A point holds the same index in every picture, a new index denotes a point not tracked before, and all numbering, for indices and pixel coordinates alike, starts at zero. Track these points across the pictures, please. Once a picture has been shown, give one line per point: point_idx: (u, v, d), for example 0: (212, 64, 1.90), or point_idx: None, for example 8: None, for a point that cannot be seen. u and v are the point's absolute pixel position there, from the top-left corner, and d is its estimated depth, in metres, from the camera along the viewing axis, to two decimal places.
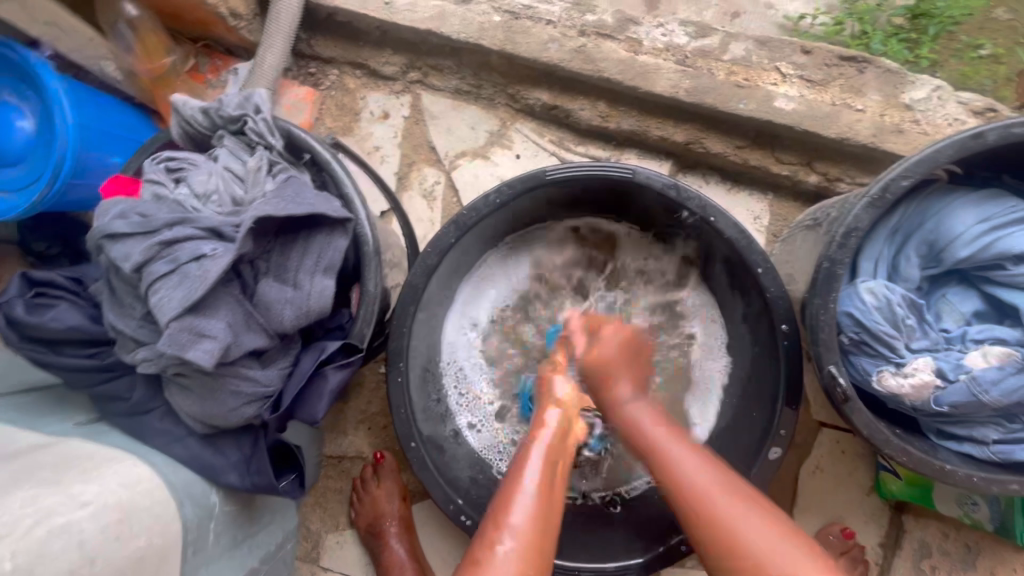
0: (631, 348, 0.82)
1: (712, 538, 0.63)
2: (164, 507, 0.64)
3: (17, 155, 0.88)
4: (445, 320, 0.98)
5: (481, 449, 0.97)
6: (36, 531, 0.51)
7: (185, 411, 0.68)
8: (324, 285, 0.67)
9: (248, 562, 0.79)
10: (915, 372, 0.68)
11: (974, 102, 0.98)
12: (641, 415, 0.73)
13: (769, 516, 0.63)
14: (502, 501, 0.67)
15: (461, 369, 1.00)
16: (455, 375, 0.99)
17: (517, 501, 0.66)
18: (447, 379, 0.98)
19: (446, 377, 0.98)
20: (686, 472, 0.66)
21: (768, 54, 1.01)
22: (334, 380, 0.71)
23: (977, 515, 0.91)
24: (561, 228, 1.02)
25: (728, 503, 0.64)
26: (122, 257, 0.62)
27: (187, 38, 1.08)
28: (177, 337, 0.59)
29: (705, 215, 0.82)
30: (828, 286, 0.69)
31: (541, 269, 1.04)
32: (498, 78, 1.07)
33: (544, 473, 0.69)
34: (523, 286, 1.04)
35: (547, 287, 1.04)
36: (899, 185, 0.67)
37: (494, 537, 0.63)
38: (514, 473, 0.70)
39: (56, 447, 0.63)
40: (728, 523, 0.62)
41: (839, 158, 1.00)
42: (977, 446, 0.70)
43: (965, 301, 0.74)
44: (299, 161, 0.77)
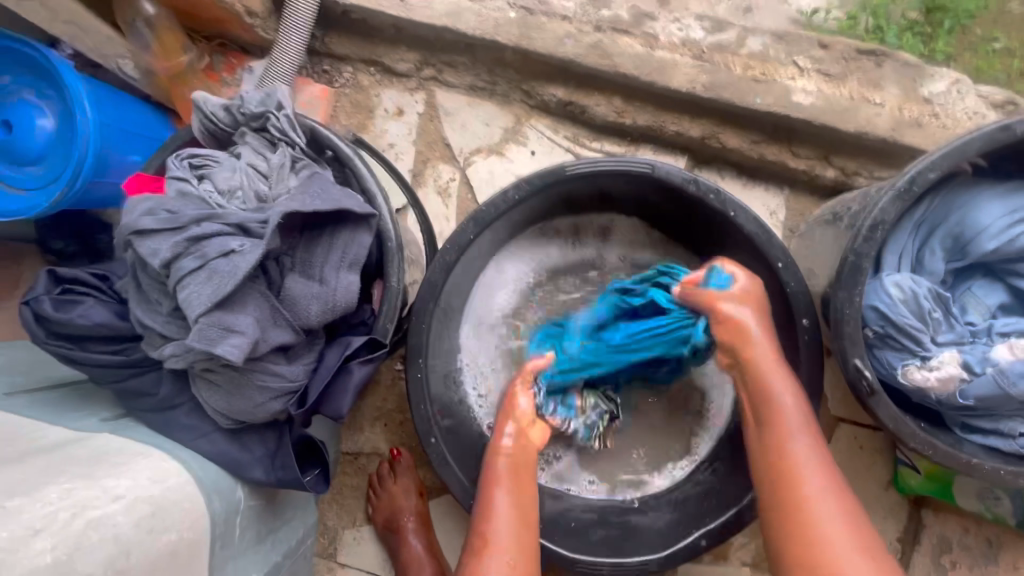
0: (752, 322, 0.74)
1: (782, 484, 0.69)
2: (193, 502, 0.64)
3: (37, 153, 0.88)
4: (463, 317, 0.98)
5: None
6: (74, 524, 0.51)
7: (212, 406, 0.68)
8: (348, 281, 0.67)
9: (271, 557, 0.80)
10: (942, 365, 0.68)
11: (993, 95, 0.98)
12: (781, 393, 0.72)
13: (846, 503, 0.66)
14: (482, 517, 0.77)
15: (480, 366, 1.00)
16: (474, 372, 0.99)
17: (494, 522, 0.76)
18: (466, 376, 0.98)
19: (465, 373, 0.98)
20: (791, 430, 0.70)
21: (785, 48, 1.00)
22: (359, 375, 0.70)
23: (999, 509, 0.91)
24: (577, 225, 1.02)
25: (813, 473, 0.68)
26: (151, 253, 0.62)
27: (203, 37, 1.08)
28: (206, 333, 0.60)
29: (726, 210, 0.82)
30: (853, 280, 0.69)
31: (558, 265, 1.03)
32: (512, 75, 1.07)
33: (513, 493, 0.79)
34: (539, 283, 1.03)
35: (562, 285, 1.03)
36: (925, 178, 0.67)
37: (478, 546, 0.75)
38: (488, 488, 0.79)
39: (86, 442, 0.63)
40: (798, 474, 0.68)
41: (857, 152, 1.00)
42: (1004, 439, 0.70)
43: (990, 294, 0.73)
44: (320, 156, 0.77)
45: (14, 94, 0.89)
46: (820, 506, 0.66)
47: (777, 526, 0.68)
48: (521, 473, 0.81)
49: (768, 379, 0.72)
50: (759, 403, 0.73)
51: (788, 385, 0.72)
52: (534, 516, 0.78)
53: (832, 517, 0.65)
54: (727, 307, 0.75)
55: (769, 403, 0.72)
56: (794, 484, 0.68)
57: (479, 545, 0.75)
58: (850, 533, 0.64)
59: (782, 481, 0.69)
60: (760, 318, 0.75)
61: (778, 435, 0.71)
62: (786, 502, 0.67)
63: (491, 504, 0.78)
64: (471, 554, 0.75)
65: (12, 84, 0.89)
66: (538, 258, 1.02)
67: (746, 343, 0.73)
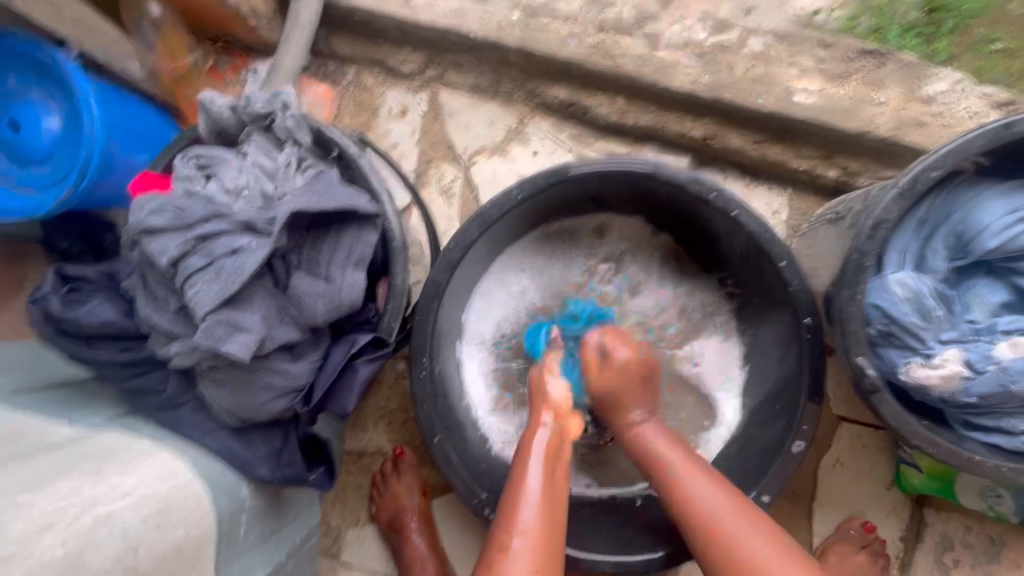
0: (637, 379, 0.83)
1: (690, 518, 0.70)
2: (199, 499, 0.64)
3: (44, 154, 0.89)
4: (466, 318, 0.98)
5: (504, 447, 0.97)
6: (83, 519, 0.52)
7: (217, 403, 0.69)
8: (354, 279, 0.68)
9: (276, 555, 0.80)
10: (945, 362, 0.68)
11: (994, 95, 0.98)
12: (653, 434, 0.79)
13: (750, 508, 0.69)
14: (510, 500, 0.71)
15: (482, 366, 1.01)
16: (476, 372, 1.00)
17: (523, 501, 0.70)
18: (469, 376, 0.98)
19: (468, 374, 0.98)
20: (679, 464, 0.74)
21: (787, 48, 1.02)
22: (364, 372, 0.72)
23: (1001, 507, 0.91)
24: (579, 225, 1.02)
25: (712, 492, 0.70)
26: (159, 252, 0.63)
27: (207, 37, 1.10)
28: (213, 330, 0.60)
29: (729, 209, 0.82)
30: (856, 279, 0.70)
31: (558, 267, 1.04)
32: (516, 74, 1.08)
33: (546, 478, 0.74)
34: (538, 285, 1.03)
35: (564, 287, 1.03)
36: (929, 176, 0.67)
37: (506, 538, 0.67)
38: (520, 474, 0.74)
39: (94, 439, 0.64)
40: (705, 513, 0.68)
41: (860, 152, 1.00)
42: (1006, 436, 0.70)
43: (993, 292, 0.74)
44: (326, 156, 0.77)
45: (20, 95, 0.89)
46: (728, 519, 0.67)
47: (707, 556, 0.67)
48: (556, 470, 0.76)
49: (634, 420, 0.81)
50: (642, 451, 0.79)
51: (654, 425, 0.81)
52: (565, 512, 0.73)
53: (745, 524, 0.67)
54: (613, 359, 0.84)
55: (643, 447, 0.79)
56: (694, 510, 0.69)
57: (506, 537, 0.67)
58: (763, 534, 0.66)
59: (686, 513, 0.70)
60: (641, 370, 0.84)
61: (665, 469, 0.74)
62: (702, 532, 0.68)
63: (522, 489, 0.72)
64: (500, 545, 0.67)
65: (19, 84, 0.89)
66: (537, 260, 1.03)
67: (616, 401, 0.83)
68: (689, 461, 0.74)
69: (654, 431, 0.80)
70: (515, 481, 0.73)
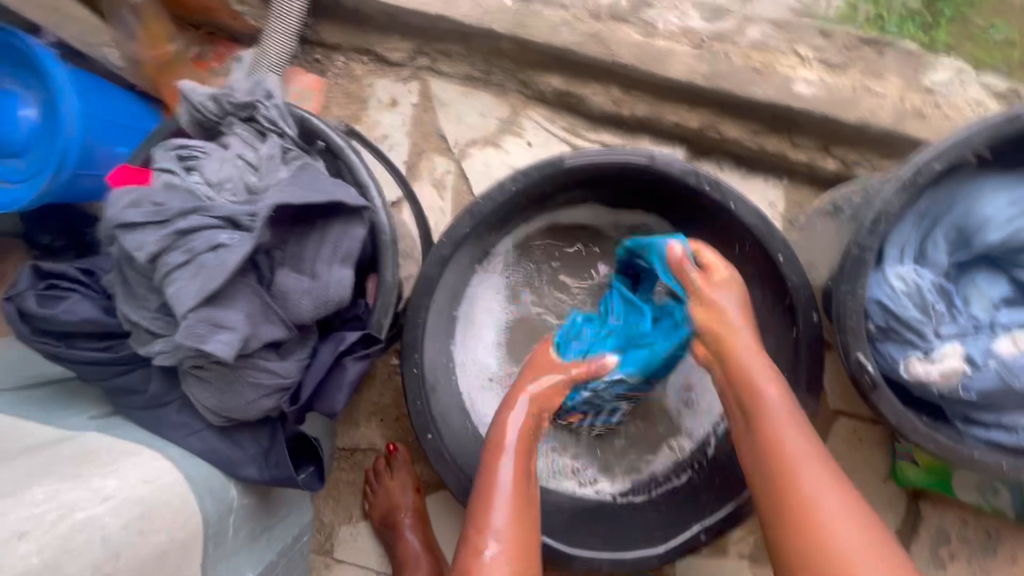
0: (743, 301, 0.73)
1: (779, 485, 0.64)
2: (184, 501, 0.62)
3: (21, 145, 0.86)
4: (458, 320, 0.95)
5: None
6: (59, 526, 0.50)
7: (203, 404, 0.67)
8: (341, 275, 0.66)
9: (266, 555, 0.79)
10: (945, 358, 0.67)
11: (996, 86, 0.98)
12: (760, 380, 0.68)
13: (850, 492, 0.62)
14: (483, 489, 0.71)
15: (474, 366, 0.98)
16: (469, 373, 0.97)
17: (498, 496, 0.70)
18: (462, 377, 0.96)
19: (461, 375, 0.95)
20: (791, 442, 0.64)
21: (786, 37, 1.00)
22: (354, 371, 0.69)
23: (997, 502, 0.91)
24: (568, 226, 1.02)
25: (820, 479, 0.62)
26: (137, 248, 0.61)
27: (190, 24, 1.05)
28: (194, 329, 0.58)
29: (726, 201, 0.80)
30: (856, 272, 0.68)
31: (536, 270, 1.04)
32: (508, 64, 1.05)
33: (521, 467, 0.73)
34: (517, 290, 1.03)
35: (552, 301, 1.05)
36: (930, 168, 0.66)
37: (477, 541, 0.68)
38: (492, 461, 0.73)
39: (74, 441, 0.62)
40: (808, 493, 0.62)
41: (859, 143, 0.99)
42: (1008, 433, 0.69)
43: (993, 286, 0.73)
44: (312, 147, 0.75)
45: None
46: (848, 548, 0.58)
47: (792, 539, 0.62)
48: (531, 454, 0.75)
49: (750, 365, 0.69)
50: (745, 399, 0.68)
51: (766, 367, 0.68)
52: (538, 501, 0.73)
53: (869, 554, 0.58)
54: (726, 319, 0.71)
55: (755, 396, 0.67)
56: (797, 483, 0.62)
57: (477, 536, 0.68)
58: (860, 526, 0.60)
59: (803, 525, 0.61)
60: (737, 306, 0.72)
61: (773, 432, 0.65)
62: (778, 492, 0.63)
63: (495, 485, 0.71)
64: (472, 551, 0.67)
65: None
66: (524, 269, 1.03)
67: (727, 331, 0.71)
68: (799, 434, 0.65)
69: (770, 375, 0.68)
70: (485, 470, 0.73)
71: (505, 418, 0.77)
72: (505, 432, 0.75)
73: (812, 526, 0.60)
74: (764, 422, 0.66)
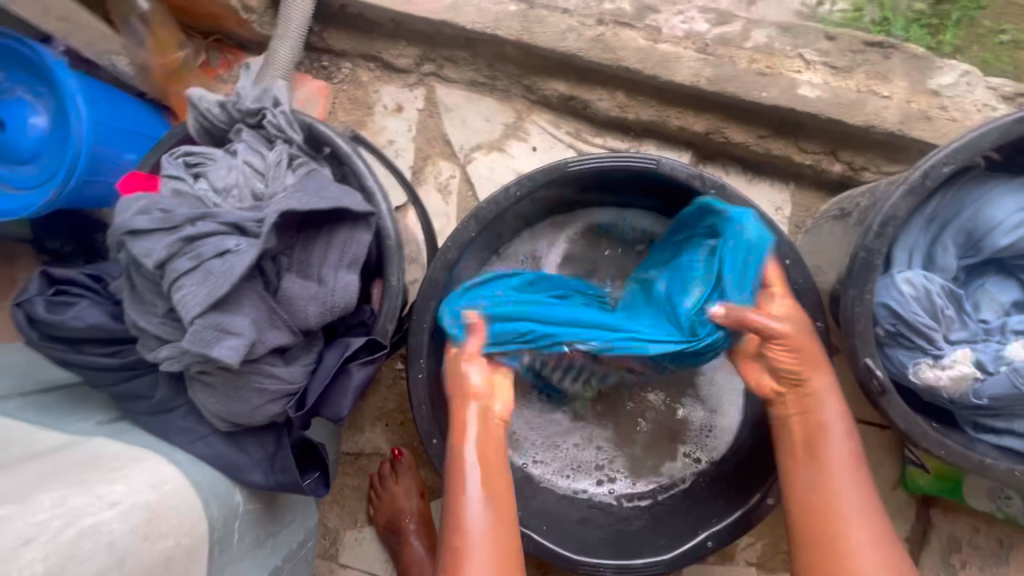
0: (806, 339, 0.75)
1: (823, 508, 0.71)
2: (190, 506, 0.63)
3: (31, 152, 0.86)
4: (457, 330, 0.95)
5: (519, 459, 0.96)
6: (66, 532, 0.50)
7: (209, 409, 0.67)
8: (347, 281, 0.66)
9: (271, 561, 0.79)
10: (954, 364, 0.67)
11: (1004, 87, 0.96)
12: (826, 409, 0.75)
13: (879, 522, 0.70)
14: (452, 501, 0.74)
15: None
16: None
17: (467, 508, 0.72)
18: None
19: None
20: (840, 467, 0.72)
21: (791, 41, 0.99)
22: (359, 377, 0.69)
23: (1009, 509, 0.90)
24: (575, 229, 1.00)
25: (859, 511, 0.70)
26: (145, 254, 0.61)
27: (198, 33, 1.06)
28: (201, 334, 0.58)
29: (732, 206, 0.79)
30: (864, 277, 0.68)
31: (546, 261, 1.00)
32: (513, 69, 1.05)
33: (484, 477, 0.75)
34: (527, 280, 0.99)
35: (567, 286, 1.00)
36: (939, 172, 0.65)
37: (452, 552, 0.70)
38: (456, 474, 0.75)
39: (81, 446, 0.62)
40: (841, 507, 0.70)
41: (865, 146, 0.99)
42: (1018, 439, 0.68)
43: (1004, 291, 0.72)
44: (318, 154, 0.76)
45: (7, 93, 0.87)
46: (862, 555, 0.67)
47: (811, 540, 0.70)
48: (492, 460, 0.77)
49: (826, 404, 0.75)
50: (811, 432, 0.75)
51: (839, 411, 0.75)
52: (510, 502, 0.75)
53: (877, 564, 0.67)
54: (804, 365, 0.75)
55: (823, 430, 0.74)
56: (832, 496, 0.71)
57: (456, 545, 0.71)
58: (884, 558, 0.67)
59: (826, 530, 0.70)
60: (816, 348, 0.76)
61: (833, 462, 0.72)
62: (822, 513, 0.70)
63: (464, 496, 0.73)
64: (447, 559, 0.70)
65: (6, 82, 0.87)
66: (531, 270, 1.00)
67: (797, 368, 0.76)
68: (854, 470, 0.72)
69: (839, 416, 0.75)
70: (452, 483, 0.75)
71: (461, 427, 0.78)
72: (463, 443, 0.77)
73: (837, 534, 0.69)
74: (817, 443, 0.74)
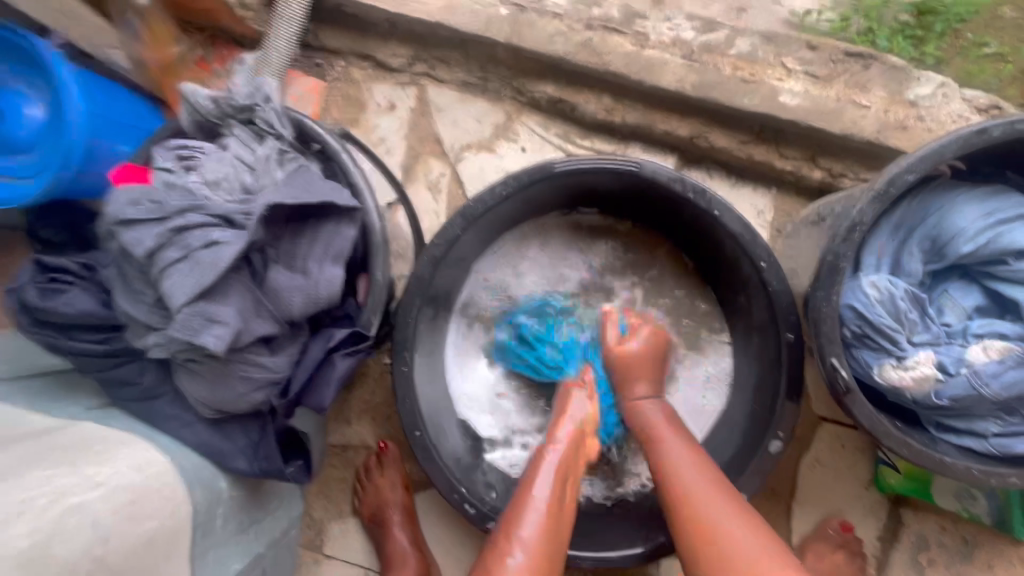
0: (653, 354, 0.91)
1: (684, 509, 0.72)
2: (174, 490, 0.64)
3: (26, 143, 0.88)
4: (445, 333, 0.99)
5: (502, 463, 0.97)
6: (52, 510, 0.52)
7: (195, 396, 0.69)
8: (332, 274, 0.68)
9: (255, 546, 0.81)
10: (917, 365, 0.69)
11: (978, 99, 1.00)
12: (648, 406, 0.86)
13: (731, 499, 0.71)
14: (518, 502, 0.76)
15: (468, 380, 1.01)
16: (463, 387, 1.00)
17: (530, 508, 0.74)
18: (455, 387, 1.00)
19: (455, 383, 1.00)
20: (670, 438, 0.80)
21: (774, 49, 1.02)
22: (342, 367, 0.73)
23: (975, 508, 0.94)
24: (556, 235, 1.03)
25: (711, 496, 0.71)
26: (135, 243, 0.63)
27: (195, 28, 1.11)
28: (188, 322, 0.61)
29: (711, 208, 0.82)
30: (831, 279, 0.70)
31: (532, 261, 1.03)
32: (504, 71, 1.08)
33: (555, 491, 0.77)
34: (513, 287, 1.03)
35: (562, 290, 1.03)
36: (903, 179, 0.67)
37: (506, 548, 0.71)
38: (527, 484, 0.78)
39: (69, 429, 0.64)
40: (688, 487, 0.73)
41: (843, 154, 1.02)
42: (977, 439, 0.71)
43: (967, 296, 0.74)
44: (308, 150, 0.78)
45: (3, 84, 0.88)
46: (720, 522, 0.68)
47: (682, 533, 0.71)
48: (567, 482, 0.79)
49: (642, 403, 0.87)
50: (646, 428, 0.83)
51: (678, 436, 0.80)
52: (567, 531, 0.75)
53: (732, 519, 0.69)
54: (639, 387, 0.88)
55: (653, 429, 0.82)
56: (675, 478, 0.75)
57: (505, 543, 0.71)
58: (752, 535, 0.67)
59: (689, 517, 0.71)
60: (654, 347, 0.91)
61: (685, 495, 0.72)
62: (693, 530, 0.70)
63: (531, 497, 0.75)
64: (496, 550, 0.71)
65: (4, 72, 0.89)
66: (514, 281, 1.03)
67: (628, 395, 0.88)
68: (695, 460, 0.76)
69: (652, 401, 0.87)
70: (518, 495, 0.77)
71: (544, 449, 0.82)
72: (541, 466, 0.79)
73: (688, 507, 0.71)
74: (653, 442, 0.81)
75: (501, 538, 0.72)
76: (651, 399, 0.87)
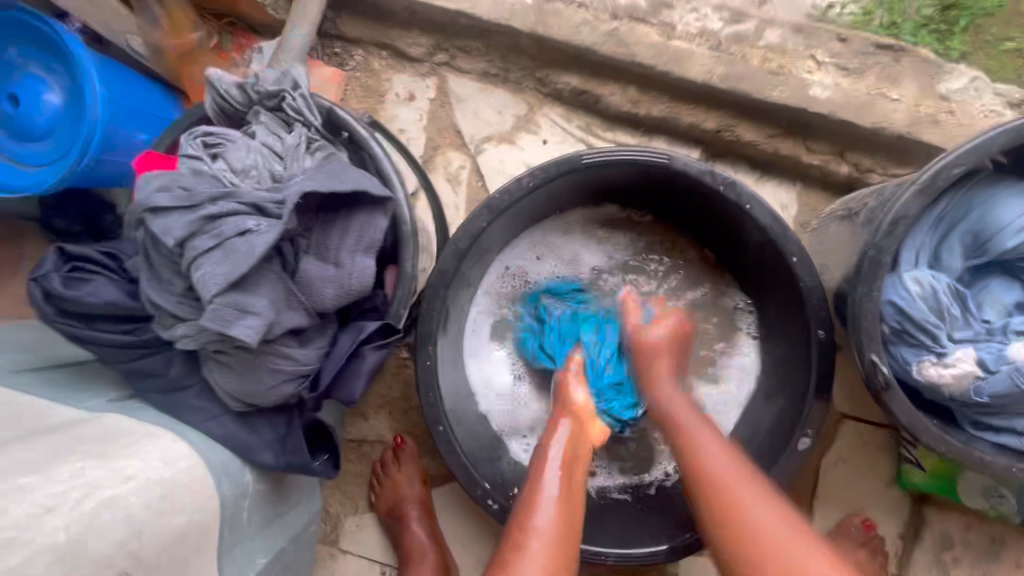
0: (679, 343, 0.89)
1: None
2: (203, 484, 0.63)
3: (43, 130, 0.86)
4: (467, 329, 0.96)
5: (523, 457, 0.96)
6: (87, 503, 0.51)
7: (223, 388, 0.68)
8: (364, 264, 0.67)
9: (278, 541, 0.80)
10: (957, 362, 0.68)
11: (1011, 94, 0.98)
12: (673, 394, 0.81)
13: None
14: (528, 496, 0.73)
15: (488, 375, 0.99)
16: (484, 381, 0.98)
17: (540, 503, 0.71)
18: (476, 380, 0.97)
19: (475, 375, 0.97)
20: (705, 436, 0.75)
21: (804, 41, 1.00)
22: (371, 360, 0.71)
23: (1002, 507, 0.93)
24: (578, 229, 1.02)
25: None
26: (164, 232, 0.61)
27: (211, 15, 1.07)
28: (221, 313, 0.60)
29: (742, 202, 0.81)
30: (872, 274, 0.69)
31: (555, 253, 1.02)
32: (526, 62, 1.06)
33: (564, 474, 0.75)
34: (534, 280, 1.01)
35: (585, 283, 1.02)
36: (950, 172, 0.66)
37: (521, 541, 0.68)
38: (535, 473, 0.75)
39: (97, 421, 0.62)
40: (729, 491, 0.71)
41: (872, 148, 1.00)
42: (1016, 436, 0.70)
43: (1009, 291, 0.73)
44: (336, 138, 0.75)
45: (19, 69, 0.86)
46: None
47: None
48: (574, 465, 0.77)
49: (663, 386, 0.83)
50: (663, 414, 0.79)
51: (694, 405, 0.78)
52: (580, 519, 0.72)
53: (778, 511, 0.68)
54: (665, 368, 0.84)
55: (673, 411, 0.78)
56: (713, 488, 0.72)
57: (518, 542, 0.68)
58: None
59: None
60: (683, 337, 0.90)
61: None
62: None
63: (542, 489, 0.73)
64: (511, 548, 0.67)
65: (20, 57, 0.86)
66: (535, 267, 1.01)
67: (656, 377, 0.84)
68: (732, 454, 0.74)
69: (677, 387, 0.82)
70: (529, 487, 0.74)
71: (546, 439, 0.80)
72: (547, 454, 0.77)
73: None
74: (671, 426, 0.77)
75: (513, 532, 0.70)
76: (670, 377, 0.84)
